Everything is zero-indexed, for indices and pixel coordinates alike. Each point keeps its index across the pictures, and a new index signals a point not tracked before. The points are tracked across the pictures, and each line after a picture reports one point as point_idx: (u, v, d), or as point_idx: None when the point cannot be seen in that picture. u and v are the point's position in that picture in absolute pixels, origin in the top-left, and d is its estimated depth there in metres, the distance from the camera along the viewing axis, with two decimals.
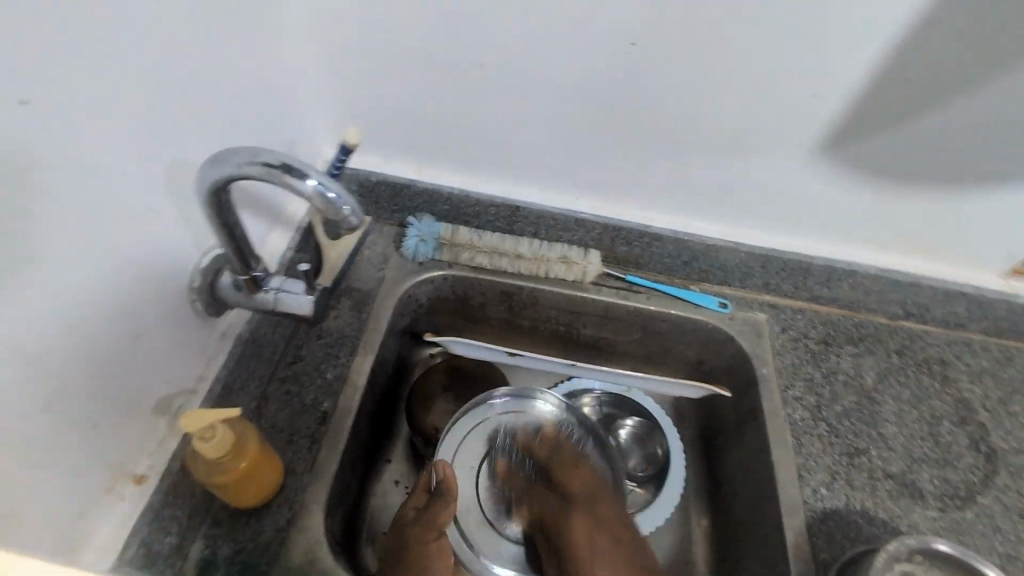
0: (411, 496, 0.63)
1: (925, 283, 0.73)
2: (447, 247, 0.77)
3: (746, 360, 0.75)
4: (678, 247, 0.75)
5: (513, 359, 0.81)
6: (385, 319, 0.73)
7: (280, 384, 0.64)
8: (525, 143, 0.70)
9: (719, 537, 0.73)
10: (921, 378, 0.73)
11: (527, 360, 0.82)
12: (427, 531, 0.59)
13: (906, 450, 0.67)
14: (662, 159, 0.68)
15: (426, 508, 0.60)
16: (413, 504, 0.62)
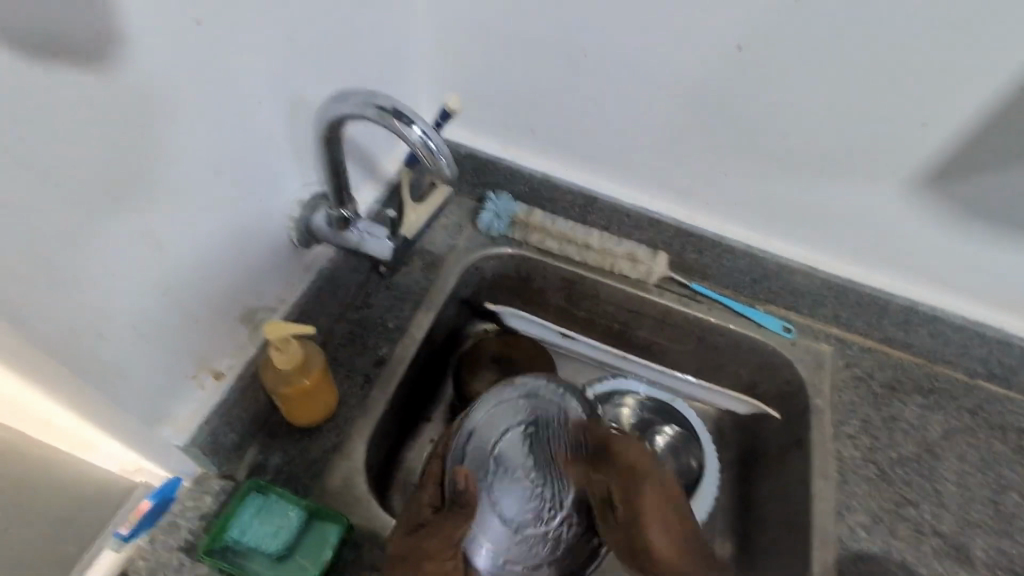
0: (422, 492, 0.58)
1: (1016, 343, 0.68)
2: (519, 227, 0.80)
3: (801, 389, 0.73)
4: (749, 262, 0.74)
5: (563, 342, 0.87)
6: (450, 283, 0.76)
7: (347, 324, 0.69)
8: (615, 135, 0.71)
9: (740, 560, 0.71)
10: (993, 444, 0.68)
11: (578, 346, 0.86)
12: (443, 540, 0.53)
13: (962, 513, 0.63)
14: (749, 170, 0.68)
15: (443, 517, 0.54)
16: (427, 502, 0.57)
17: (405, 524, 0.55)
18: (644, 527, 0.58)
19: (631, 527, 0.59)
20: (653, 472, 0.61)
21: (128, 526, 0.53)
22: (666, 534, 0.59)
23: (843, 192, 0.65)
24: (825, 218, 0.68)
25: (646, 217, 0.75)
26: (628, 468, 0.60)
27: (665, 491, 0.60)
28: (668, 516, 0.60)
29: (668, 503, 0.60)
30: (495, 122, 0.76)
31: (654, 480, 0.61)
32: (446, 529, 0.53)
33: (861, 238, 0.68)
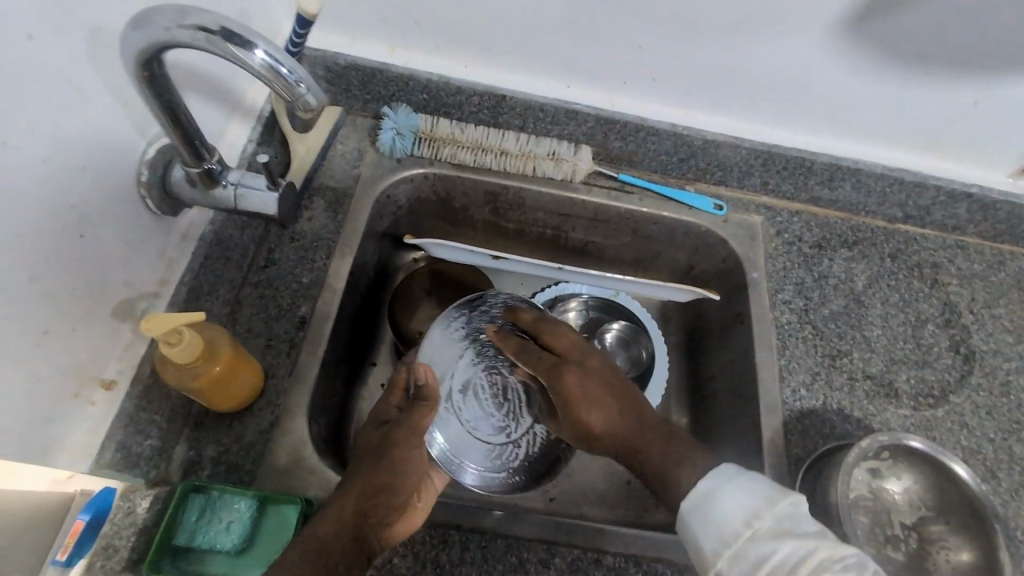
0: (389, 394, 0.55)
1: (932, 184, 0.69)
2: (426, 142, 0.71)
3: (737, 263, 0.73)
4: (676, 143, 0.70)
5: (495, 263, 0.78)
6: (363, 219, 0.69)
7: (254, 289, 0.62)
8: (518, 15, 0.61)
9: (697, 433, 0.75)
10: (911, 282, 0.72)
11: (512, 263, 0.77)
12: (412, 429, 0.52)
13: (888, 352, 0.68)
14: (663, 42, 0.61)
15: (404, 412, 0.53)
16: (393, 400, 0.55)
17: (371, 421, 0.54)
18: (586, 412, 0.54)
19: (566, 407, 0.55)
20: (575, 357, 0.57)
21: (66, 552, 0.43)
22: (613, 416, 0.55)
23: (766, 52, 0.60)
24: (747, 85, 0.64)
25: (562, 109, 0.68)
26: (556, 344, 0.57)
27: (597, 374, 0.56)
28: (607, 399, 0.55)
29: (597, 400, 0.55)
30: (373, 19, 0.64)
31: (598, 378, 0.56)
32: (413, 417, 0.53)
33: (788, 99, 0.65)
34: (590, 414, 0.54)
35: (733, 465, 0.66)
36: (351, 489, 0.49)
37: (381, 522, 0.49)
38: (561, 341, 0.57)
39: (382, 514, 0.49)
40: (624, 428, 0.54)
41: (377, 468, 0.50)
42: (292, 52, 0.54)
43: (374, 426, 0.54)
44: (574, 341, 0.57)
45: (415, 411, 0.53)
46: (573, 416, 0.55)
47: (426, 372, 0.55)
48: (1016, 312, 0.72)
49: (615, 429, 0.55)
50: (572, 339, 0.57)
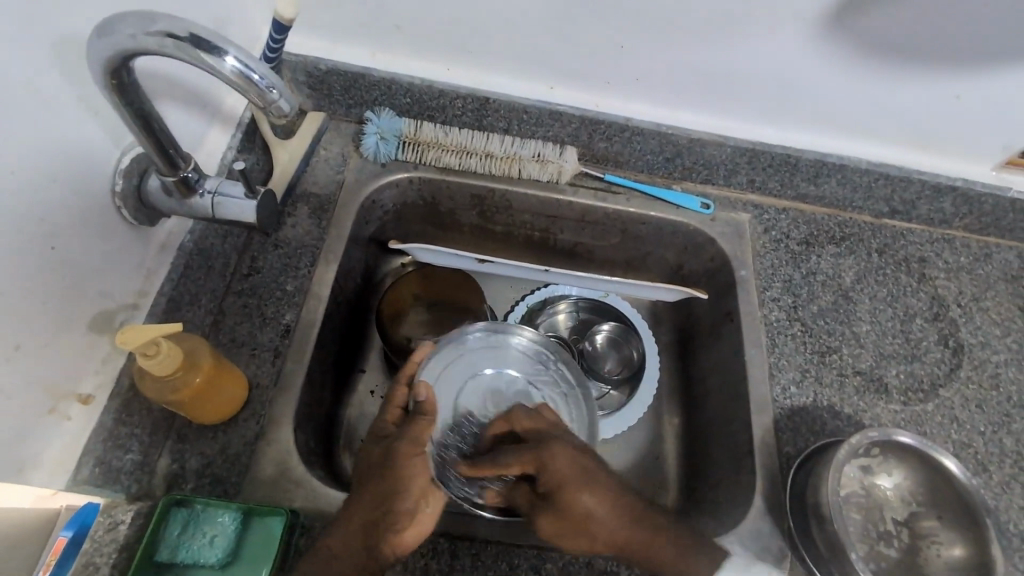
0: (386, 411, 0.58)
1: (917, 178, 0.69)
2: (410, 146, 0.71)
3: (725, 262, 0.73)
4: (660, 142, 0.69)
5: (481, 267, 0.77)
6: (347, 225, 0.68)
7: (238, 298, 0.61)
8: (500, 16, 0.61)
9: (689, 433, 0.75)
10: (899, 277, 0.73)
11: (499, 266, 0.77)
12: (416, 445, 0.53)
13: (877, 347, 0.68)
14: (645, 41, 0.61)
15: (404, 428, 0.54)
16: (389, 419, 0.57)
17: (372, 437, 0.56)
18: (573, 494, 0.52)
19: (556, 492, 0.52)
20: (561, 437, 0.55)
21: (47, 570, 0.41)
22: (601, 500, 0.52)
23: (749, 50, 0.60)
24: (731, 83, 0.64)
25: (546, 111, 0.68)
26: (541, 424, 0.57)
27: (579, 458, 0.53)
28: (596, 491, 0.52)
29: (574, 496, 0.52)
30: (352, 23, 0.64)
31: (592, 468, 0.53)
32: (414, 430, 0.54)
33: (772, 96, 0.65)
34: (568, 495, 0.52)
35: (724, 465, 0.66)
36: (356, 515, 0.50)
37: (390, 531, 0.50)
38: (525, 419, 0.57)
39: (384, 528, 0.50)
40: (615, 515, 0.52)
41: (380, 484, 0.51)
42: (270, 57, 0.54)
43: (376, 440, 0.56)
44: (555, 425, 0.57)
45: (415, 422, 0.55)
46: (567, 508, 0.52)
47: (426, 388, 0.56)
48: (1003, 304, 0.72)
49: (606, 519, 0.52)
50: (537, 416, 0.57)
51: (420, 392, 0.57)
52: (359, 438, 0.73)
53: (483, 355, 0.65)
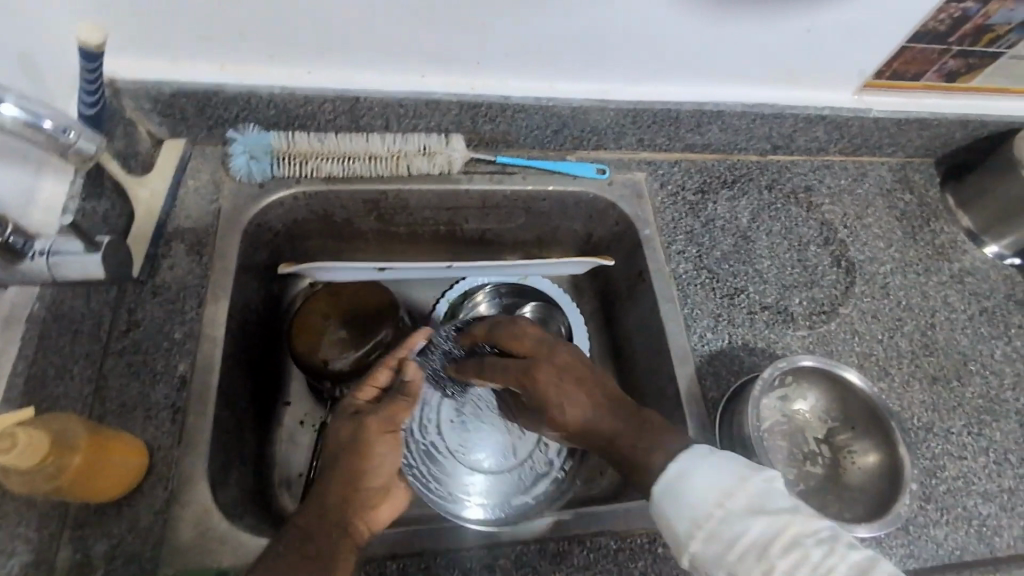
0: (359, 390, 0.57)
1: (789, 113, 0.72)
2: (288, 160, 0.66)
3: (629, 224, 0.74)
4: (544, 116, 0.69)
5: (385, 274, 0.74)
6: (233, 256, 0.63)
7: (120, 358, 0.56)
8: (348, 8, 0.57)
9: (625, 395, 0.76)
10: (790, 209, 0.76)
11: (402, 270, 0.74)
12: (390, 420, 0.54)
13: (779, 280, 0.71)
14: (505, 18, 0.59)
15: (381, 405, 0.55)
16: (359, 398, 0.57)
17: (339, 414, 0.55)
18: (538, 374, 0.56)
19: (514, 365, 0.58)
20: (547, 351, 0.58)
21: None
22: (578, 403, 0.55)
23: (609, 10, 0.59)
24: (600, 46, 0.63)
25: (421, 102, 0.65)
26: (524, 346, 0.59)
27: (574, 359, 0.57)
28: (570, 387, 0.56)
29: (561, 367, 0.57)
30: (189, 38, 0.58)
31: (580, 367, 0.57)
32: (392, 411, 0.54)
33: (642, 54, 0.64)
34: (552, 385, 0.56)
35: None
36: (327, 507, 0.50)
37: (363, 514, 0.51)
38: (524, 334, 0.59)
39: (359, 506, 0.51)
40: (582, 397, 0.55)
41: (352, 467, 0.51)
42: (90, 92, 0.50)
43: (347, 417, 0.55)
44: (540, 337, 0.59)
45: (393, 402, 0.54)
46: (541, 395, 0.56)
47: (412, 369, 0.56)
48: (882, 219, 0.78)
49: (596, 418, 0.54)
50: (534, 336, 0.59)
51: (406, 371, 0.56)
52: (296, 471, 0.70)
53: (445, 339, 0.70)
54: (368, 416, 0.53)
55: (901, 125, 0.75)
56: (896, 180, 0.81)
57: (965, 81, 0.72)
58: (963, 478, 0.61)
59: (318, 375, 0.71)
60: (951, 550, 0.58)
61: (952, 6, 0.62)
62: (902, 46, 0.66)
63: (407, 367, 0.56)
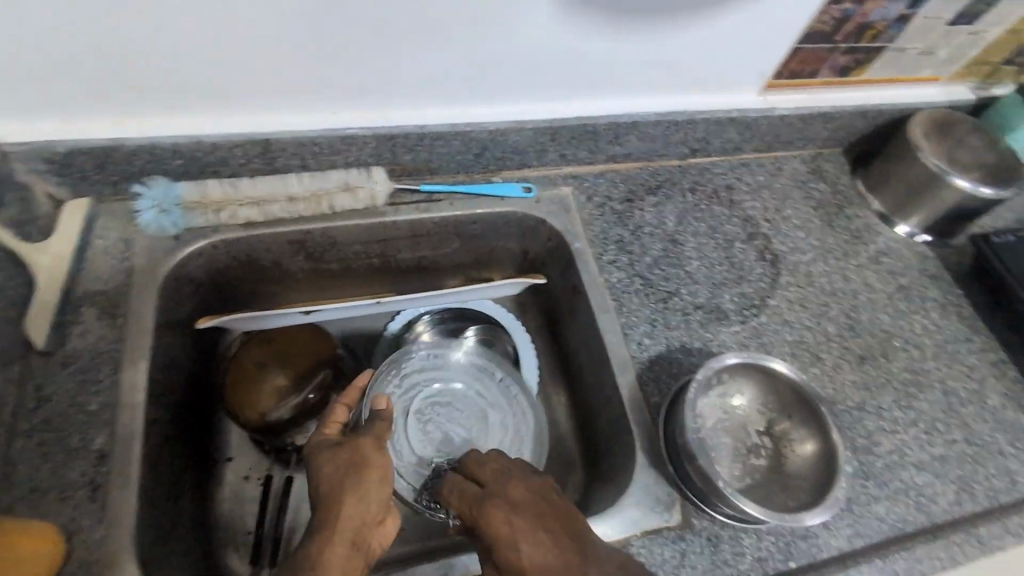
0: (324, 428, 0.55)
1: (700, 118, 0.74)
2: (202, 210, 0.64)
3: (560, 239, 0.74)
4: (463, 141, 0.69)
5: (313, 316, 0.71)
6: (150, 314, 0.60)
7: (29, 439, 0.53)
8: (244, 51, 0.55)
9: (576, 408, 0.77)
10: (714, 209, 0.79)
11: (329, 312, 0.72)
12: (379, 443, 0.53)
13: (710, 279, 0.73)
14: (407, 50, 0.59)
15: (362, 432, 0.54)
16: (327, 433, 0.54)
17: (316, 450, 0.52)
18: (494, 516, 0.48)
19: (471, 501, 0.50)
20: (507, 487, 0.51)
21: None
22: (533, 545, 0.45)
23: (511, 35, 0.60)
24: (507, 71, 0.64)
25: (335, 139, 0.64)
26: (490, 484, 0.52)
27: (543, 495, 0.50)
28: (538, 528, 0.47)
29: (529, 508, 0.48)
30: (78, 95, 0.55)
31: (539, 501, 0.49)
32: (377, 432, 0.54)
33: (551, 74, 0.66)
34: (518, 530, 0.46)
35: (608, 430, 0.68)
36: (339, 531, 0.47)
37: (372, 536, 0.49)
38: (488, 472, 0.53)
39: (367, 530, 0.48)
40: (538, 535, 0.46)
41: (351, 491, 0.49)
42: None
43: (327, 448, 0.52)
44: (502, 473, 0.53)
45: (377, 426, 0.55)
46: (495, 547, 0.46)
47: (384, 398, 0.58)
48: (800, 210, 0.81)
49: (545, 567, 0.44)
50: (496, 474, 0.53)
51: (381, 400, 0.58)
52: (245, 530, 0.67)
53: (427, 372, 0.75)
54: (360, 436, 0.53)
55: (806, 120, 0.79)
56: (809, 171, 0.85)
57: (858, 74, 0.76)
58: (898, 451, 0.64)
59: (267, 432, 0.69)
60: (893, 523, 0.60)
61: (831, 8, 0.66)
62: (794, 47, 0.70)
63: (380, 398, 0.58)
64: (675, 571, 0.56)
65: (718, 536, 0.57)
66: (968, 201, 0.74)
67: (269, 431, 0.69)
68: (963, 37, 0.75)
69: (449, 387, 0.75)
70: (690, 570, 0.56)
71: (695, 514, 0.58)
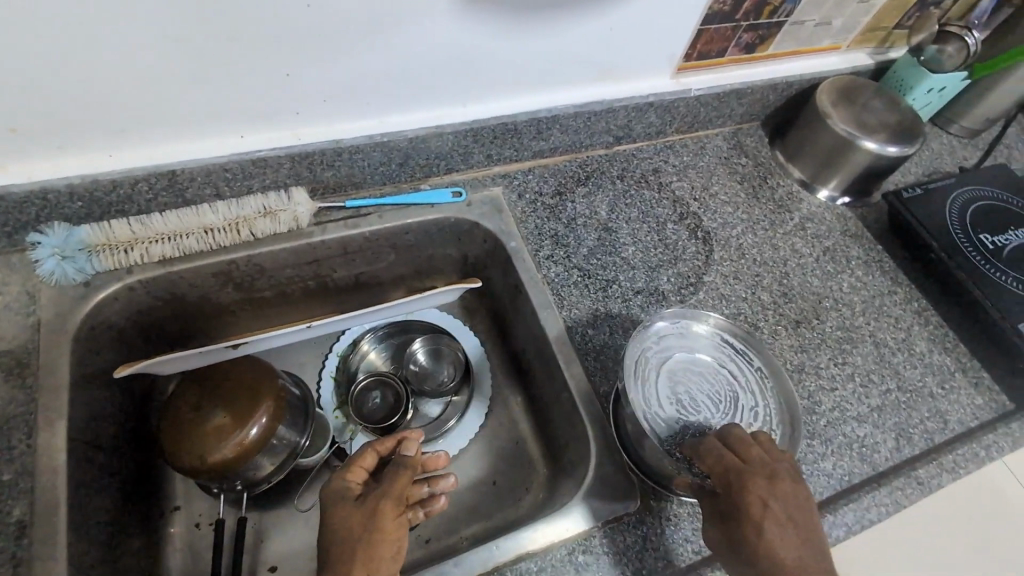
0: (347, 472, 0.55)
1: (618, 105, 0.75)
2: (110, 251, 0.60)
3: (496, 239, 0.74)
4: (383, 151, 0.67)
5: (243, 349, 0.69)
6: (65, 369, 0.57)
7: None
8: (130, 82, 0.52)
9: (533, 407, 0.76)
10: (644, 193, 0.80)
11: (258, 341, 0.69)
12: (397, 495, 0.52)
13: (646, 263, 0.74)
14: (309, 63, 0.57)
15: (383, 482, 0.53)
16: (352, 481, 0.54)
17: (335, 501, 0.52)
18: (758, 505, 0.47)
19: (733, 470, 0.50)
20: (780, 471, 0.49)
21: None
22: (789, 547, 0.45)
23: (415, 40, 0.58)
24: (419, 78, 0.63)
25: (246, 163, 0.62)
26: (748, 458, 0.51)
27: (796, 498, 0.48)
28: (791, 529, 0.46)
29: (791, 500, 0.48)
30: None
31: (792, 497, 0.48)
32: (396, 481, 0.53)
33: (464, 76, 0.65)
34: (769, 524, 0.46)
35: (563, 423, 0.68)
36: None
37: None
38: (755, 450, 0.51)
39: None
40: (794, 535, 0.46)
41: (365, 546, 0.48)
42: None
43: (347, 500, 0.52)
44: (769, 454, 0.52)
45: (397, 474, 0.54)
46: (756, 534, 0.46)
47: (410, 446, 0.57)
48: (725, 186, 0.83)
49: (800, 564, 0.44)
50: (773, 457, 0.51)
51: (408, 448, 0.57)
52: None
53: (686, 338, 0.65)
54: (379, 489, 0.52)
55: (720, 98, 0.81)
56: (731, 147, 0.87)
57: (763, 50, 0.79)
58: (838, 407, 0.67)
59: (218, 476, 0.63)
60: (840, 477, 0.62)
61: None
62: (699, 29, 0.71)
63: (408, 445, 0.57)
64: (639, 556, 0.56)
65: (677, 515, 0.59)
66: (876, 162, 0.78)
67: (220, 476, 0.63)
68: (855, 6, 0.78)
69: (692, 359, 0.64)
70: (654, 552, 0.56)
71: (653, 496, 0.59)
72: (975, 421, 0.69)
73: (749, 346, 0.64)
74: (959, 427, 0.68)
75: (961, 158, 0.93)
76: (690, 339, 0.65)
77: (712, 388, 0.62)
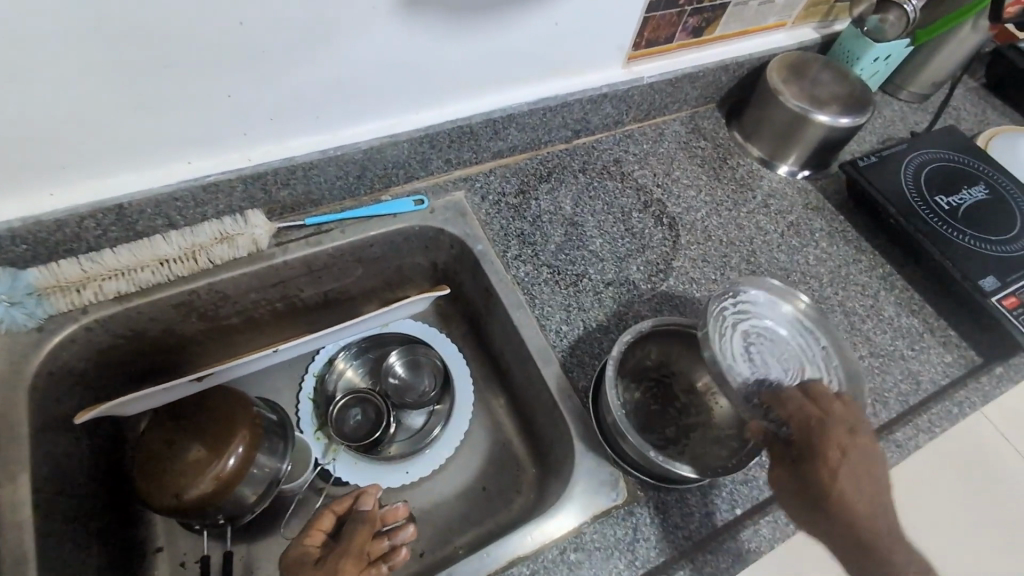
0: (306, 538, 0.54)
1: (572, 100, 0.75)
2: (61, 292, 0.58)
3: (462, 244, 0.73)
4: (338, 166, 0.66)
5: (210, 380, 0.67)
6: (23, 420, 0.55)
7: None
8: (64, 119, 0.50)
9: (516, 408, 0.76)
10: (606, 184, 0.80)
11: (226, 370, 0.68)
12: (356, 552, 0.52)
13: (614, 254, 0.74)
14: (251, 82, 0.55)
15: (341, 542, 0.53)
16: (311, 546, 0.53)
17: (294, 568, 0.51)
18: (838, 453, 0.49)
19: (813, 421, 0.51)
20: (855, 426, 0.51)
21: None
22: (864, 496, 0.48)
23: (358, 51, 0.57)
24: (367, 90, 0.62)
25: (196, 189, 0.60)
26: (829, 410, 0.52)
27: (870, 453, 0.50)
28: (865, 479, 0.48)
29: (866, 452, 0.50)
30: None
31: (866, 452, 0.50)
32: (353, 538, 0.53)
33: (413, 84, 0.64)
34: (845, 469, 0.48)
35: (546, 422, 0.68)
36: None
37: None
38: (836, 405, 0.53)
39: None
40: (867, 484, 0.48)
41: None
42: None
43: (307, 566, 0.51)
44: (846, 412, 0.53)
45: (354, 532, 0.53)
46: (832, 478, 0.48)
47: (367, 500, 0.57)
48: (687, 170, 0.84)
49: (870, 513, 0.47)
50: (850, 410, 0.53)
51: (365, 501, 0.57)
52: None
53: (763, 313, 0.62)
54: (338, 549, 0.52)
55: (673, 84, 0.82)
56: (689, 131, 0.88)
57: (710, 33, 0.80)
58: None
59: (195, 513, 0.61)
60: None
61: None
62: (644, 17, 0.71)
63: (364, 498, 0.57)
64: (630, 547, 0.56)
65: (666, 503, 0.59)
66: (830, 134, 0.79)
67: (200, 511, 0.61)
68: None
69: (773, 331, 0.61)
70: (646, 542, 0.56)
71: (640, 486, 0.59)
72: (946, 379, 0.70)
73: (821, 325, 0.62)
74: (932, 386, 0.70)
75: (913, 123, 0.95)
76: (763, 311, 0.62)
77: (794, 361, 0.59)
